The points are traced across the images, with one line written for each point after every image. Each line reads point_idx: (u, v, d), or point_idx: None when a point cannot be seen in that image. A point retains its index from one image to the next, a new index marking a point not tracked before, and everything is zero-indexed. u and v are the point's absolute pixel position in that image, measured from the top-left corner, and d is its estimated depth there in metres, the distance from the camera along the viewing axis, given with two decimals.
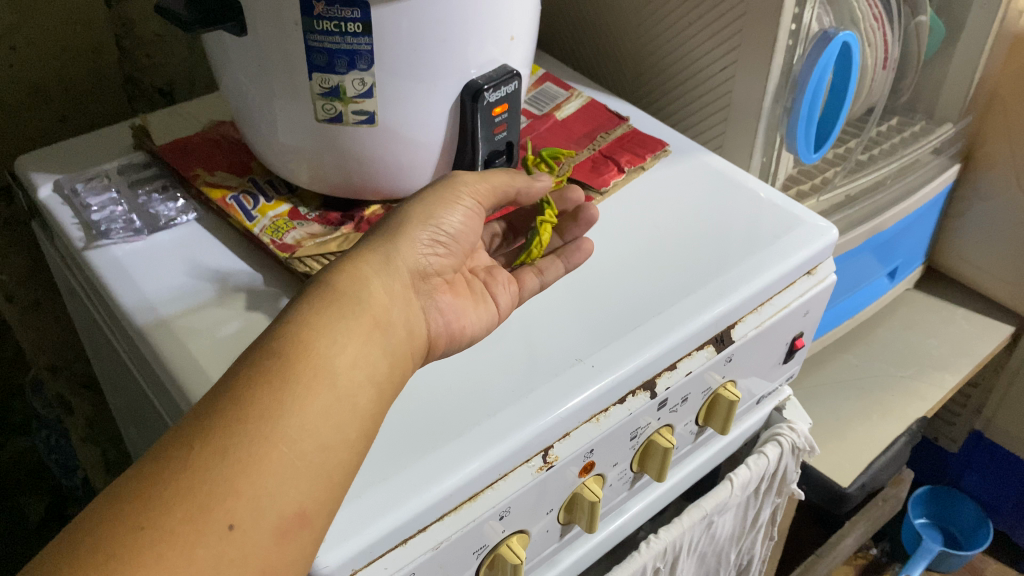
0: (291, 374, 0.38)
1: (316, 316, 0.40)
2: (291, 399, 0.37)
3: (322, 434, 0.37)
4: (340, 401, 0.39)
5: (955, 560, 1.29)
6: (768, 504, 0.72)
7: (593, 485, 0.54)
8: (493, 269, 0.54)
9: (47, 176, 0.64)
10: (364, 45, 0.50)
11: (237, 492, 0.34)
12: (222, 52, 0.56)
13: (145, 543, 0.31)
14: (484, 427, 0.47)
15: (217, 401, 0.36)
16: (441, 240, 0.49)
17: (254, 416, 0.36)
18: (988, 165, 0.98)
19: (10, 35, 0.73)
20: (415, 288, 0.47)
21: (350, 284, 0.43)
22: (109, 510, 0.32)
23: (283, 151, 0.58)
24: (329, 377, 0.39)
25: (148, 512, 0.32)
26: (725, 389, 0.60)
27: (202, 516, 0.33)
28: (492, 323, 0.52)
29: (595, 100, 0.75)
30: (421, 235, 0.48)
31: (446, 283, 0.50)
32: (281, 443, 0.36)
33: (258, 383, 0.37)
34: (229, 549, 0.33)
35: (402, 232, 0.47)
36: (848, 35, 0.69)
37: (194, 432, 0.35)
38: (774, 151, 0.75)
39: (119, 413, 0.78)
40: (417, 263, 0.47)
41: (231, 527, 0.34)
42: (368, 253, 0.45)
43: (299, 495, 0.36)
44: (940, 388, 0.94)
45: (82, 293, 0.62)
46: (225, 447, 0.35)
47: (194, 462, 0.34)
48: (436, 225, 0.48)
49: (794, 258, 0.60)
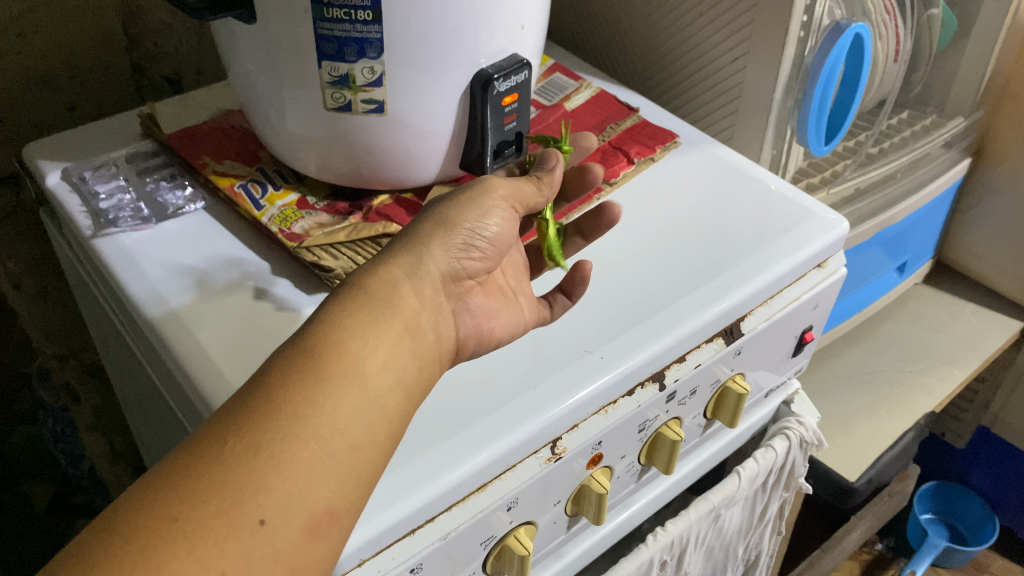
0: (324, 373, 0.38)
1: (347, 319, 0.40)
2: (322, 397, 0.37)
3: (351, 434, 0.37)
4: (370, 403, 0.38)
5: (961, 555, 1.29)
6: (775, 498, 0.71)
7: (601, 477, 0.53)
8: (522, 278, 0.53)
9: (55, 164, 0.64)
10: (374, 33, 0.49)
11: (267, 488, 0.34)
12: (231, 39, 0.55)
13: (177, 536, 0.32)
14: (494, 418, 0.47)
15: (249, 397, 0.36)
16: (476, 245, 0.46)
17: (286, 413, 0.36)
18: (1000, 159, 0.97)
19: (18, 23, 0.73)
20: (447, 292, 0.46)
21: (382, 288, 0.42)
22: (142, 502, 0.33)
23: (292, 141, 0.58)
24: (359, 378, 0.38)
25: (180, 505, 0.33)
26: (733, 382, 0.59)
27: (234, 511, 0.33)
28: (520, 327, 0.51)
29: (604, 90, 0.74)
30: (456, 238, 0.45)
31: (479, 284, 0.49)
32: (311, 441, 0.36)
33: (289, 380, 0.37)
34: (259, 545, 0.34)
35: (437, 234, 0.45)
36: (861, 26, 0.68)
37: (227, 426, 0.35)
38: (785, 143, 0.74)
39: (125, 401, 0.77)
40: (450, 265, 0.46)
41: (262, 523, 0.34)
42: (398, 255, 0.44)
43: (329, 493, 0.36)
44: (948, 383, 0.93)
45: (90, 281, 0.61)
46: (258, 444, 0.35)
47: (227, 457, 0.34)
48: (474, 228, 0.46)
49: (803, 251, 0.59)
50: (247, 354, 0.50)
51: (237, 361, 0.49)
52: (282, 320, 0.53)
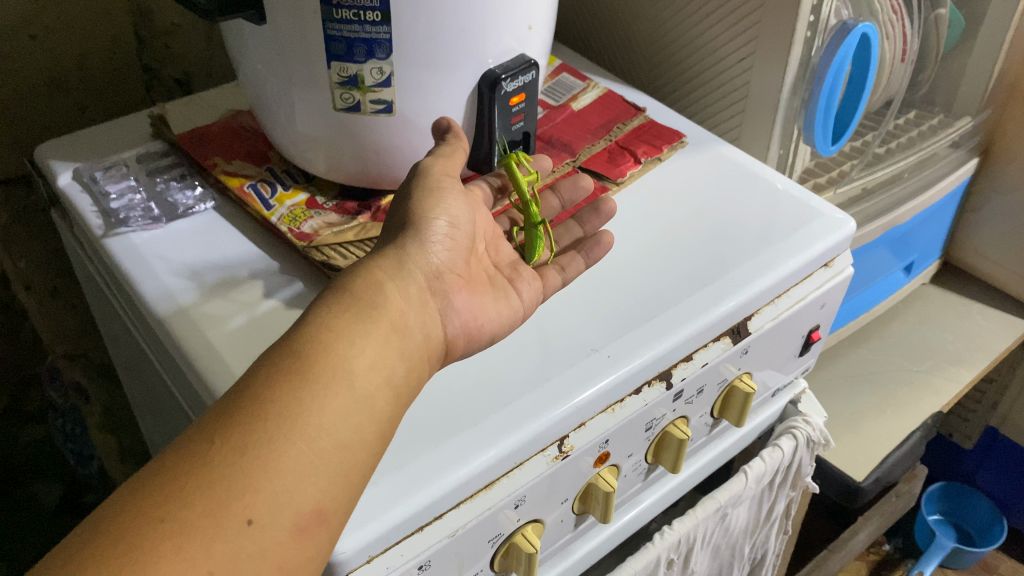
0: (311, 373, 0.38)
1: (334, 320, 0.41)
2: (309, 397, 0.37)
3: (340, 433, 0.38)
4: (359, 403, 0.39)
5: (969, 557, 1.28)
6: (782, 497, 0.71)
7: (609, 475, 0.53)
8: (516, 266, 0.54)
9: (66, 164, 0.65)
10: (382, 34, 0.50)
11: (255, 488, 0.35)
12: (241, 41, 0.56)
13: (165, 536, 0.32)
14: (498, 416, 0.47)
15: (237, 399, 0.37)
16: (444, 235, 0.48)
17: (274, 413, 0.36)
18: (1007, 159, 0.97)
19: (30, 25, 0.73)
20: (431, 290, 0.46)
21: (366, 289, 0.43)
22: (129, 504, 0.33)
23: (301, 140, 0.58)
24: (347, 379, 0.39)
25: (168, 505, 0.33)
26: (740, 381, 0.60)
27: (221, 511, 0.34)
28: (514, 320, 0.51)
29: (611, 90, 0.74)
30: (428, 233, 0.47)
31: (461, 279, 0.49)
32: (299, 441, 0.36)
33: (276, 380, 0.38)
34: (247, 544, 0.34)
35: (405, 235, 0.47)
36: (868, 26, 0.68)
37: (215, 428, 0.36)
38: (791, 143, 0.74)
39: (135, 399, 0.78)
40: (428, 265, 0.47)
41: (250, 522, 0.34)
42: (380, 258, 0.45)
43: (317, 493, 0.36)
44: (955, 383, 0.93)
45: (101, 281, 0.62)
46: (244, 445, 0.35)
47: (214, 458, 0.35)
48: (436, 217, 0.48)
49: (811, 250, 0.59)
50: (254, 352, 0.50)
51: (245, 358, 0.50)
52: (286, 319, 0.53)
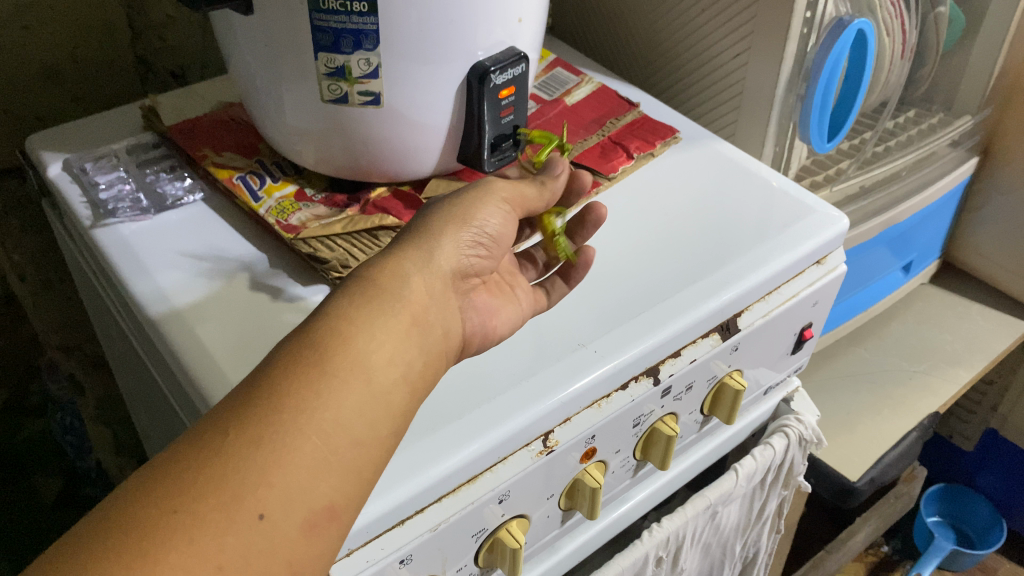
0: (328, 366, 0.38)
1: (355, 313, 0.40)
2: (325, 391, 0.37)
3: (355, 429, 0.37)
4: (374, 398, 0.38)
5: (968, 559, 1.27)
6: (775, 496, 0.71)
7: (594, 471, 0.53)
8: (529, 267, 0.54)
9: (55, 155, 0.64)
10: (369, 25, 0.49)
11: (268, 483, 0.34)
12: (230, 31, 0.55)
13: (176, 528, 0.32)
14: (484, 410, 0.47)
15: (253, 390, 0.36)
16: (483, 242, 0.46)
17: (290, 407, 0.36)
18: (1007, 159, 0.96)
19: (22, 16, 0.73)
20: (455, 287, 0.46)
21: (391, 280, 0.42)
22: (138, 493, 0.33)
23: (290, 133, 0.58)
24: (364, 373, 0.38)
25: (180, 497, 0.33)
26: (731, 378, 0.59)
27: (233, 506, 0.33)
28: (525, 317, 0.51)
29: (605, 85, 0.74)
30: (464, 233, 0.45)
31: (483, 283, 0.49)
32: (314, 435, 0.36)
33: (294, 373, 0.37)
34: (258, 540, 0.33)
35: (444, 227, 0.45)
36: (864, 22, 0.67)
37: (230, 419, 0.35)
38: (786, 140, 0.74)
39: (128, 395, 0.78)
40: (459, 262, 0.45)
41: (261, 517, 0.34)
42: (408, 247, 0.44)
43: (329, 490, 0.36)
44: (952, 383, 0.92)
45: (90, 273, 0.62)
46: (260, 439, 0.35)
47: (228, 450, 0.34)
48: (480, 225, 0.46)
49: (802, 248, 0.59)
50: (241, 346, 0.50)
51: (229, 351, 0.50)
52: (277, 314, 0.53)
